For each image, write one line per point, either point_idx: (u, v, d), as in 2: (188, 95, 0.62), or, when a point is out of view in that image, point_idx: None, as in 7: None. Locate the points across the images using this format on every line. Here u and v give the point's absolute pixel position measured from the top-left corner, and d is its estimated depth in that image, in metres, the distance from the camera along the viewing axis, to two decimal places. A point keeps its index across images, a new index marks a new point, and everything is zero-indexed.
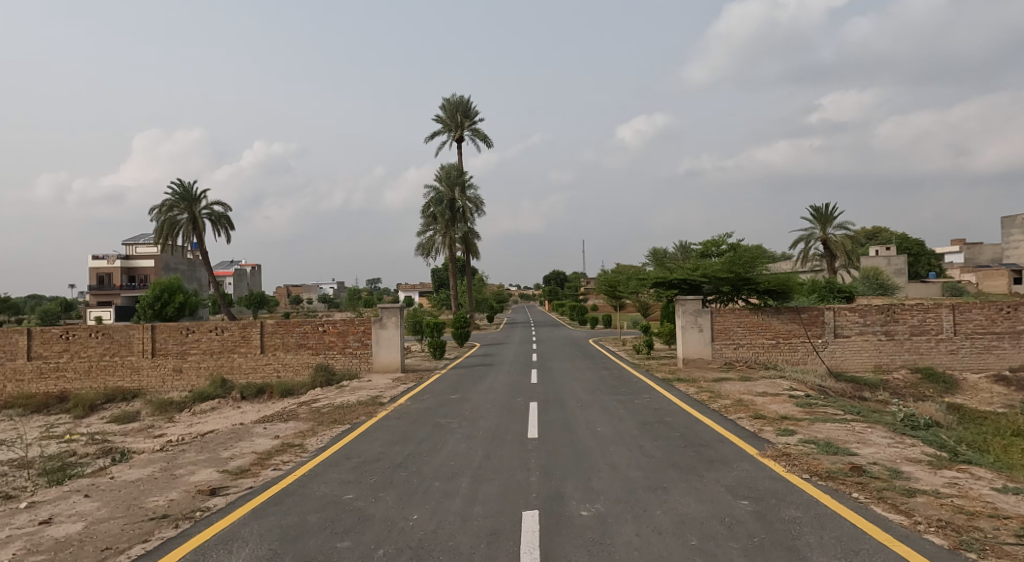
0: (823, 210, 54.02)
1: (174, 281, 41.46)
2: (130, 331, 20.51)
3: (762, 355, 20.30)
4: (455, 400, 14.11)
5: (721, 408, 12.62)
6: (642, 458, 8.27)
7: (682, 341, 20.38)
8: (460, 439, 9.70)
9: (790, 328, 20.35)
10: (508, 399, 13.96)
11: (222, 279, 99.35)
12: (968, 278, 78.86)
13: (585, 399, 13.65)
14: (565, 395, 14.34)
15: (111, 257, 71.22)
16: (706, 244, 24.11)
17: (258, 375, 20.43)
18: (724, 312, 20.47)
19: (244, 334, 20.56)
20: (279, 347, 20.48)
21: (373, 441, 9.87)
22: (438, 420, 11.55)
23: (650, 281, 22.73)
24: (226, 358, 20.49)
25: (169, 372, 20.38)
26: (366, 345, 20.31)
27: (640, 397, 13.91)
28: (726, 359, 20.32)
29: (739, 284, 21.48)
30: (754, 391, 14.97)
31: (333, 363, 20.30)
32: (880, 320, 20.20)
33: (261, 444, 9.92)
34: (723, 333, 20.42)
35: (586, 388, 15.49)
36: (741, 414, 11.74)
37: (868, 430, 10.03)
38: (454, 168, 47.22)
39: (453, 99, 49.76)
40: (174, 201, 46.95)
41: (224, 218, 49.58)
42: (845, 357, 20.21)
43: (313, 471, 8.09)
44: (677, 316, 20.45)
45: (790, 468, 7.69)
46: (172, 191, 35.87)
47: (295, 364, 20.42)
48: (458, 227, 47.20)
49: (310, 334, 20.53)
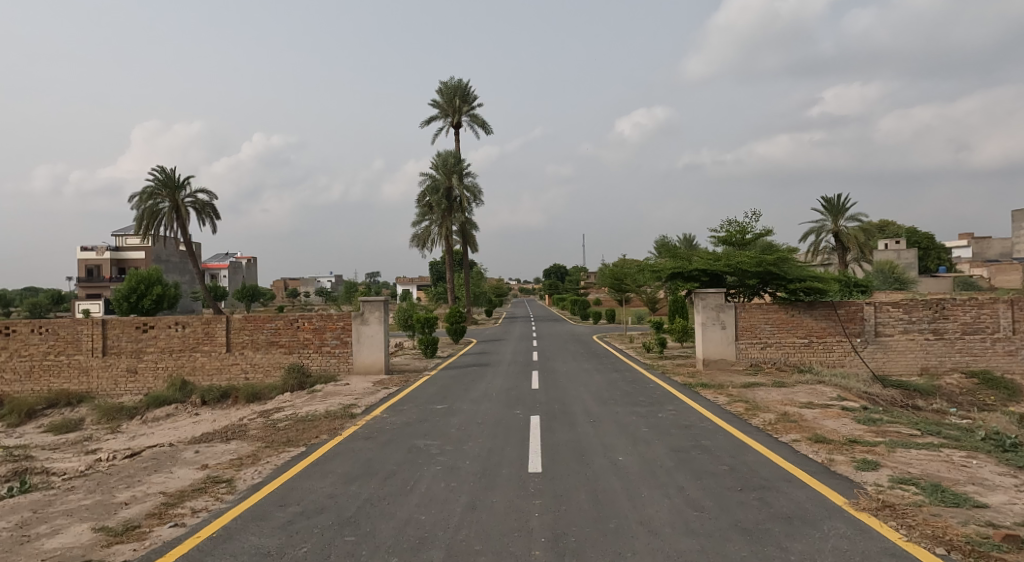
0: (836, 201, 51.69)
1: (152, 273, 38.78)
2: (78, 326, 18.14)
3: (793, 356, 18.01)
4: (445, 412, 11.73)
5: (766, 425, 10.27)
6: (689, 513, 5.92)
7: (701, 340, 18.06)
8: (439, 477, 7.37)
9: (825, 325, 18.04)
10: (506, 412, 11.53)
11: (216, 272, 96.92)
12: (981, 273, 76.50)
13: (600, 413, 11.25)
14: (574, 406, 11.94)
15: (100, 249, 69.06)
16: (730, 231, 21.52)
17: (223, 376, 18.13)
18: (750, 308, 18.14)
19: (209, 330, 18.26)
20: (247, 345, 18.21)
21: (325, 476, 7.48)
22: (418, 443, 9.18)
23: (666, 273, 20.34)
24: (187, 357, 18.15)
25: (122, 373, 18.04)
26: (345, 344, 18.03)
27: (665, 410, 11.51)
28: (753, 361, 18.03)
29: (768, 278, 19.12)
30: (798, 401, 12.61)
31: (308, 364, 18.04)
32: (928, 318, 17.87)
33: (177, 479, 7.56)
34: (748, 330, 18.13)
35: (596, 397, 13.14)
36: (797, 434, 9.38)
37: (975, 464, 7.69)
38: (451, 155, 44.91)
39: (451, 83, 47.33)
40: (156, 189, 44.67)
41: (209, 207, 47.41)
42: (888, 358, 17.87)
43: (224, 532, 5.75)
44: (696, 311, 18.10)
45: (908, 534, 5.33)
46: (155, 173, 32.17)
47: (265, 365, 18.11)
48: (455, 217, 44.82)
49: (283, 331, 18.24)
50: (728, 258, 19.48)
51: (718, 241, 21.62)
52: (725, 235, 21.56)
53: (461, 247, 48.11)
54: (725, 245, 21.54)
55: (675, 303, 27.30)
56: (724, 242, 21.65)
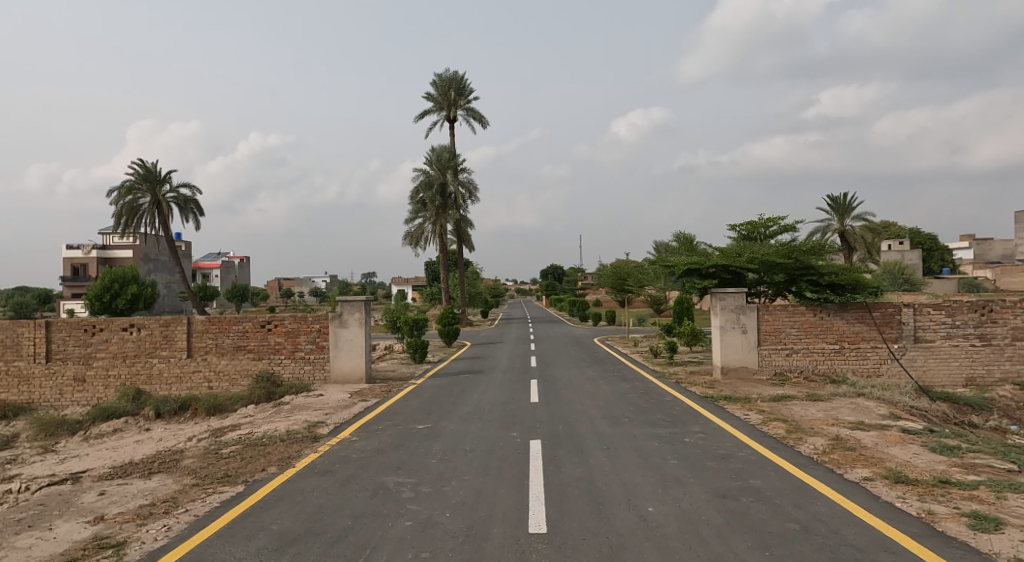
0: (841, 198, 49.87)
1: (129, 272, 36.76)
2: (19, 328, 16.17)
3: (821, 364, 16.19)
4: (428, 435, 9.74)
5: (820, 455, 8.33)
6: None
7: (719, 345, 16.28)
8: (408, 540, 5.44)
9: (858, 329, 16.14)
10: (499, 435, 9.55)
11: (207, 271, 94.63)
12: (987, 275, 74.80)
13: (615, 438, 9.29)
14: (581, 427, 9.99)
15: (86, 248, 66.80)
16: (752, 223, 19.60)
17: (184, 385, 16.17)
18: (774, 310, 16.32)
19: (167, 333, 16.26)
20: (211, 351, 16.26)
21: (252, 538, 5.53)
22: (387, 481, 7.20)
23: (681, 269, 18.52)
24: (142, 363, 16.17)
25: (68, 382, 16.07)
26: (321, 349, 16.16)
27: (692, 433, 9.53)
28: (777, 369, 16.22)
29: (796, 274, 17.17)
30: (846, 421, 10.66)
31: (279, 372, 16.15)
32: (973, 321, 15.95)
33: (49, 542, 5.58)
34: (772, 335, 16.31)
35: (605, 414, 11.19)
36: (866, 471, 7.45)
37: None
38: (446, 151, 43.00)
39: (446, 75, 45.35)
40: (136, 183, 42.70)
41: (192, 202, 45.46)
42: (929, 366, 15.96)
43: None
44: (714, 313, 16.33)
45: None
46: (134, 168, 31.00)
47: (231, 373, 16.19)
48: (450, 215, 42.85)
49: (251, 334, 16.31)
50: (751, 253, 17.60)
51: (738, 235, 19.74)
52: (746, 229, 19.66)
53: (456, 245, 46.20)
54: (746, 239, 19.64)
55: (682, 304, 25.53)
56: (746, 237, 19.75)
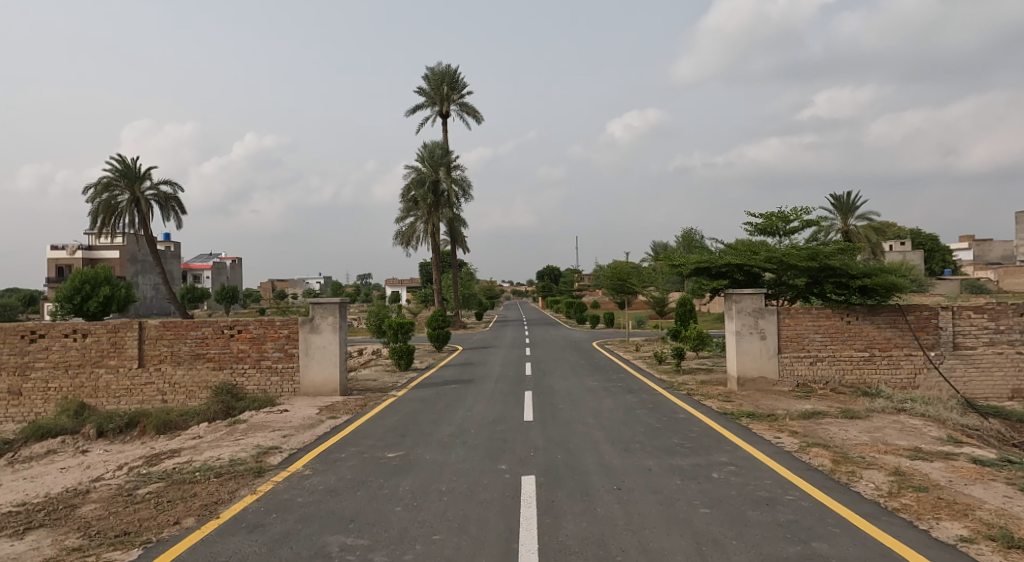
0: (845, 198, 48.34)
1: (101, 272, 34.95)
2: None
3: (849, 374, 14.51)
4: (397, 468, 7.98)
5: (888, 499, 6.61)
6: None
7: (735, 353, 14.59)
8: None
9: (890, 335, 14.44)
10: (484, 469, 7.81)
11: (197, 272, 92.74)
12: (989, 277, 73.32)
13: (625, 472, 7.56)
14: (584, 457, 8.26)
15: (71, 248, 65.06)
16: (770, 217, 17.87)
17: (134, 399, 14.43)
18: (796, 313, 14.63)
19: (116, 340, 14.49)
20: (165, 360, 14.48)
21: None
22: (331, 545, 5.47)
23: (690, 268, 16.83)
24: (87, 374, 14.46)
25: (2, 396, 14.39)
26: (290, 357, 14.39)
27: (721, 467, 7.80)
28: (801, 380, 14.54)
29: (820, 274, 15.53)
30: (900, 447, 8.91)
31: (243, 383, 14.38)
32: (1020, 326, 14.21)
33: None
34: (795, 341, 14.62)
35: (611, 438, 9.47)
36: (961, 528, 5.73)
37: None
38: (438, 146, 41.04)
39: (437, 69, 43.56)
40: (113, 179, 40.83)
41: (173, 200, 43.63)
42: (970, 376, 14.25)
43: None
44: (729, 317, 14.65)
45: None
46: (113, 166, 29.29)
47: (188, 385, 14.41)
48: (442, 213, 40.91)
49: (211, 341, 14.49)
50: (769, 251, 15.94)
51: (754, 230, 18.02)
52: (763, 223, 17.94)
53: (449, 245, 44.42)
54: (762, 235, 17.94)
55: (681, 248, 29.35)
56: (762, 232, 18.04)
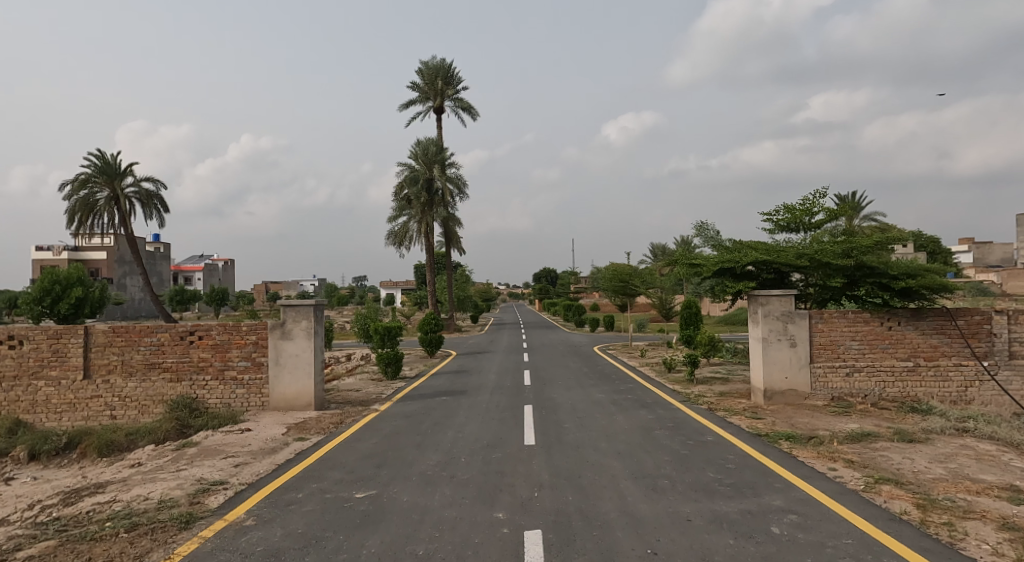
0: (850, 197, 46.83)
1: (72, 272, 33.12)
2: None
3: (890, 386, 12.81)
4: (364, 518, 6.22)
5: None
6: None
7: (763, 362, 12.87)
8: None
9: (936, 343, 12.75)
10: (477, 519, 6.06)
11: (188, 274, 90.85)
12: (991, 279, 71.89)
13: (659, 524, 5.84)
14: (602, 500, 6.52)
15: (57, 248, 63.08)
16: (792, 212, 16.16)
17: (79, 415, 12.66)
18: (831, 318, 12.92)
19: (58, 347, 12.72)
20: (114, 371, 12.70)
21: None
22: None
23: (709, 269, 15.10)
24: (25, 386, 12.73)
25: None
26: (258, 367, 12.62)
27: (780, 516, 6.08)
28: (835, 393, 12.85)
29: (855, 272, 13.88)
30: (992, 486, 7.16)
31: (203, 397, 12.61)
32: None
33: None
34: (828, 349, 12.92)
35: (631, 470, 7.74)
36: None
37: None
38: (433, 143, 39.25)
39: (432, 63, 41.88)
40: (92, 175, 38.89)
41: (155, 198, 41.81)
42: None
43: None
44: (755, 323, 12.94)
45: None
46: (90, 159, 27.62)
47: (141, 398, 12.64)
48: (437, 213, 39.16)
49: (168, 348, 12.70)
50: (797, 249, 14.30)
51: (775, 226, 16.29)
52: (785, 218, 16.23)
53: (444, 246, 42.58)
54: (785, 230, 16.26)
55: (705, 227, 39.02)
56: (784, 227, 16.34)
